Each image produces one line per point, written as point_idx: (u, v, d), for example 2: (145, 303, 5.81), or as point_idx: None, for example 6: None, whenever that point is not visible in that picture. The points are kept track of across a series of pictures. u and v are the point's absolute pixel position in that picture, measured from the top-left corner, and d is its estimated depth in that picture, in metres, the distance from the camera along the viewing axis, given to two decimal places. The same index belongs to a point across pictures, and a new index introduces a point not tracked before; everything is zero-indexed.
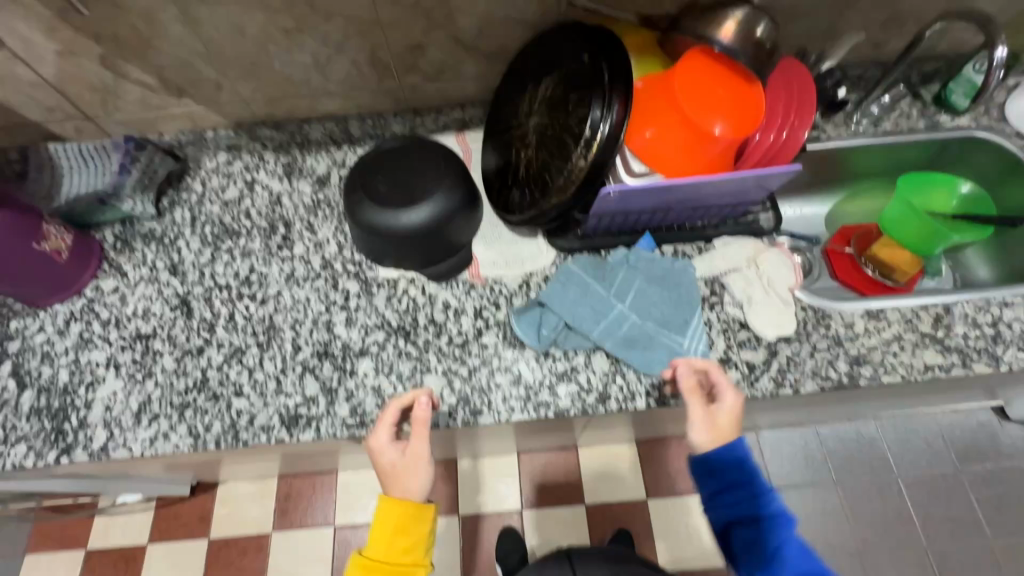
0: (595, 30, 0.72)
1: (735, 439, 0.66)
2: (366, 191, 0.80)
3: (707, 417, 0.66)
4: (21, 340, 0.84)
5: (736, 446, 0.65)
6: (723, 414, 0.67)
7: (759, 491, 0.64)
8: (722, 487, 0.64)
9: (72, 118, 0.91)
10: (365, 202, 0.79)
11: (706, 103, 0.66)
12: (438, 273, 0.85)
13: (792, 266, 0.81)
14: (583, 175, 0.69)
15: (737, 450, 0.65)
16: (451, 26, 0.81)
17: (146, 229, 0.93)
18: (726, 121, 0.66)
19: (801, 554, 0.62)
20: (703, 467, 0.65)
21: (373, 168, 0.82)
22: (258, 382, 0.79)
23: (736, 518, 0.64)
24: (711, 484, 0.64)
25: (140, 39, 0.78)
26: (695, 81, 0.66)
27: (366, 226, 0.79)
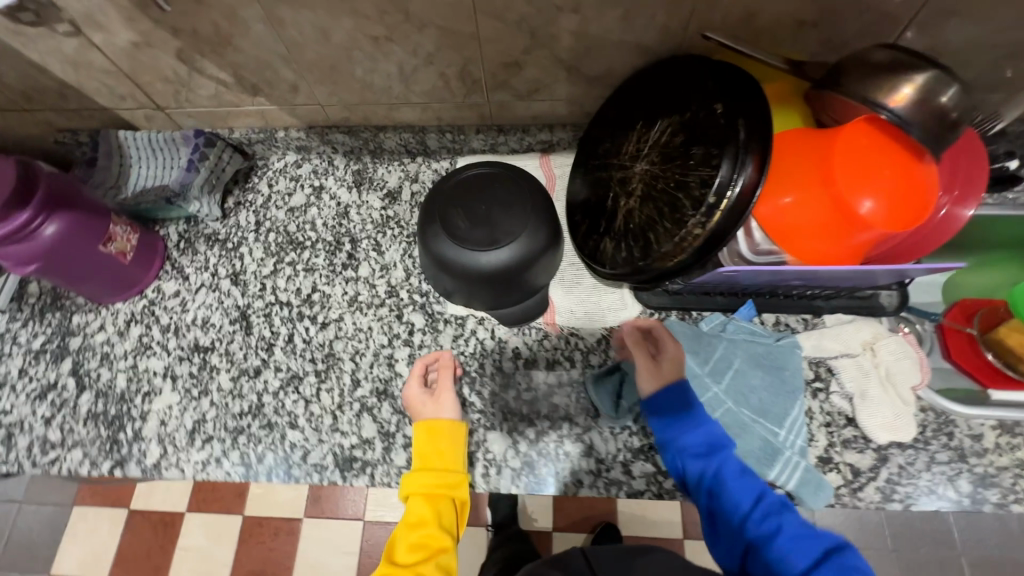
0: (730, 73, 0.62)
1: (677, 382, 0.67)
2: (446, 225, 0.72)
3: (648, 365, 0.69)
4: (82, 338, 0.82)
5: (678, 386, 0.66)
6: (666, 361, 0.68)
7: (694, 418, 0.65)
8: (665, 419, 0.65)
9: (143, 107, 0.86)
10: (442, 237, 0.72)
11: (864, 191, 0.55)
12: (507, 318, 0.77)
13: (919, 360, 0.70)
14: (698, 243, 0.60)
15: (680, 391, 0.66)
16: (557, 46, 0.71)
17: (209, 231, 0.89)
18: (884, 213, 0.55)
19: (743, 471, 0.63)
20: (650, 408, 0.67)
21: (453, 197, 0.74)
22: (315, 415, 0.75)
23: (682, 447, 0.64)
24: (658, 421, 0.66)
25: (219, 36, 0.71)
26: (856, 160, 0.55)
27: (440, 263, 0.73)
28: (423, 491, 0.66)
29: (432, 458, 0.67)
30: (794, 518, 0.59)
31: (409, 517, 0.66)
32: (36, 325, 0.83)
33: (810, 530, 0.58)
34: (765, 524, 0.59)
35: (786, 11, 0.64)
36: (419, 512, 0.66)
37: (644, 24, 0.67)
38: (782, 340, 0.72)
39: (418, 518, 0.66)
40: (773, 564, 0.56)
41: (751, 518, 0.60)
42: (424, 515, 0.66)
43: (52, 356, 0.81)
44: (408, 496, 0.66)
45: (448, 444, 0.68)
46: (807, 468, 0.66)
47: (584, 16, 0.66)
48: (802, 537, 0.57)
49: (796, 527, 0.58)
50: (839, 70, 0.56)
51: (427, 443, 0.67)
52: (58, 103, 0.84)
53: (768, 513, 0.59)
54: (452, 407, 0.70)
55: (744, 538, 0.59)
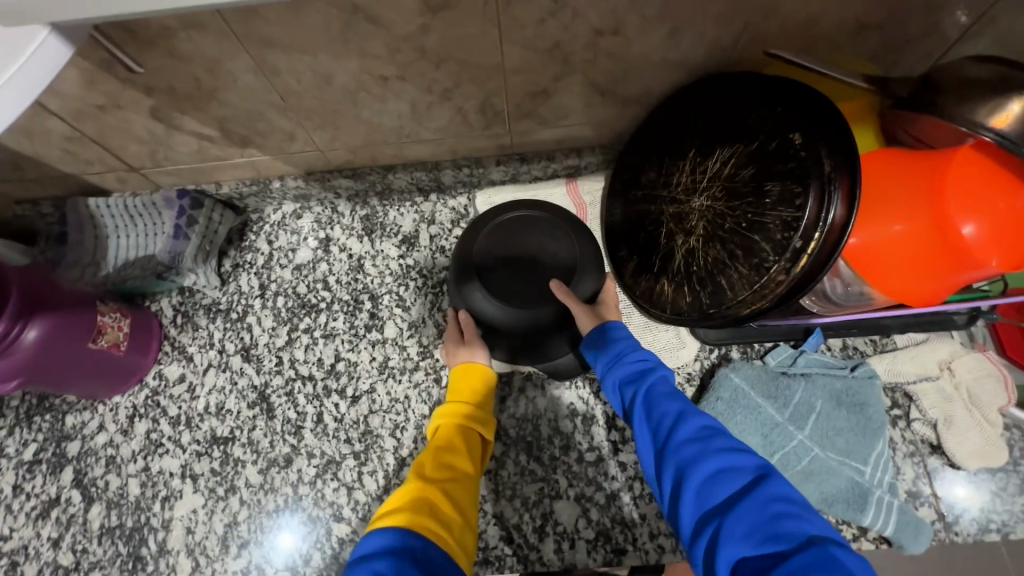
0: (803, 95, 0.55)
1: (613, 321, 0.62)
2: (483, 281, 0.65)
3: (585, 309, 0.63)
4: (81, 442, 0.73)
5: (614, 327, 0.61)
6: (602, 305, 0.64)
7: (626, 351, 0.58)
8: (598, 351, 0.60)
9: (114, 170, 0.75)
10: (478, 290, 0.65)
11: (979, 229, 0.49)
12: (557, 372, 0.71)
13: (1003, 380, 0.66)
14: (781, 292, 0.54)
15: (610, 326, 0.61)
16: (592, 71, 0.63)
17: (208, 301, 0.80)
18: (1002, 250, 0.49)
19: (671, 397, 0.52)
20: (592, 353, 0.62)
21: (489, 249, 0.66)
22: (360, 503, 0.68)
23: (615, 382, 0.57)
24: (594, 353, 0.61)
25: (201, 90, 0.61)
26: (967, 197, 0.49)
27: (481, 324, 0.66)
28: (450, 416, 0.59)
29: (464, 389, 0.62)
30: (723, 443, 0.45)
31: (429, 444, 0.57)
32: (24, 432, 0.73)
33: (737, 456, 0.44)
34: (685, 451, 0.47)
35: (851, 16, 0.56)
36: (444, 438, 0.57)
37: (691, 42, 0.59)
38: (858, 372, 0.68)
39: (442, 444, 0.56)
40: (691, 495, 0.44)
41: (672, 450, 0.48)
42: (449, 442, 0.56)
43: (49, 467, 0.72)
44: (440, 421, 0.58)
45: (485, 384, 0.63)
46: (900, 510, 0.62)
47: (625, 38, 0.58)
48: (725, 466, 0.43)
49: (720, 451, 0.45)
50: (937, 90, 0.50)
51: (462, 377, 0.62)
52: (14, 176, 0.73)
53: (690, 441, 0.47)
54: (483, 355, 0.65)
55: (666, 475, 0.47)
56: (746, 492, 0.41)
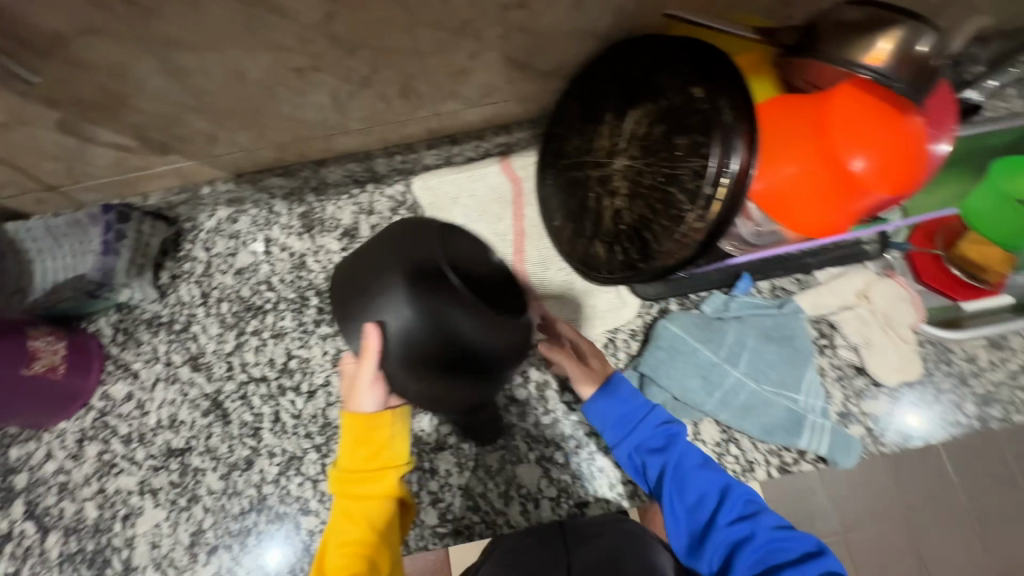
0: (702, 50, 0.58)
1: (610, 378, 0.65)
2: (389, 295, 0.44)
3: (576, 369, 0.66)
4: (29, 473, 0.71)
5: (620, 390, 0.63)
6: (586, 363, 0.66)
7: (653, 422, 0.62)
8: (625, 426, 0.62)
9: (29, 191, 0.72)
10: (392, 301, 0.44)
11: (859, 156, 0.54)
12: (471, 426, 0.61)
13: (911, 300, 0.72)
14: (699, 239, 0.57)
15: (630, 398, 0.63)
16: (506, 46, 0.64)
17: (148, 315, 0.78)
18: (880, 176, 0.55)
19: (703, 468, 0.59)
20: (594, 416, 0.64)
21: (390, 255, 0.45)
22: (326, 494, 0.69)
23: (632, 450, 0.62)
24: (615, 423, 0.62)
25: (110, 98, 0.60)
26: (850, 127, 0.54)
27: (398, 355, 0.45)
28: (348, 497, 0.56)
29: (356, 455, 0.56)
30: (766, 518, 0.56)
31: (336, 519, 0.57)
32: None
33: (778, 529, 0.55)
34: (734, 527, 0.56)
35: None
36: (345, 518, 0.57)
37: (596, 10, 0.61)
38: (784, 308, 0.73)
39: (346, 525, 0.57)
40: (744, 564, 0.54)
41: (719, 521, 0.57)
42: (350, 521, 0.56)
43: None
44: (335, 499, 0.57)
45: (380, 430, 0.56)
46: (834, 430, 0.68)
47: (532, 10, 0.59)
48: (771, 545, 0.54)
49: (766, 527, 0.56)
50: (814, 36, 0.54)
51: (354, 434, 0.55)
52: None
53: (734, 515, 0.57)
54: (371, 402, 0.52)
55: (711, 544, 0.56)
56: (793, 567, 0.53)
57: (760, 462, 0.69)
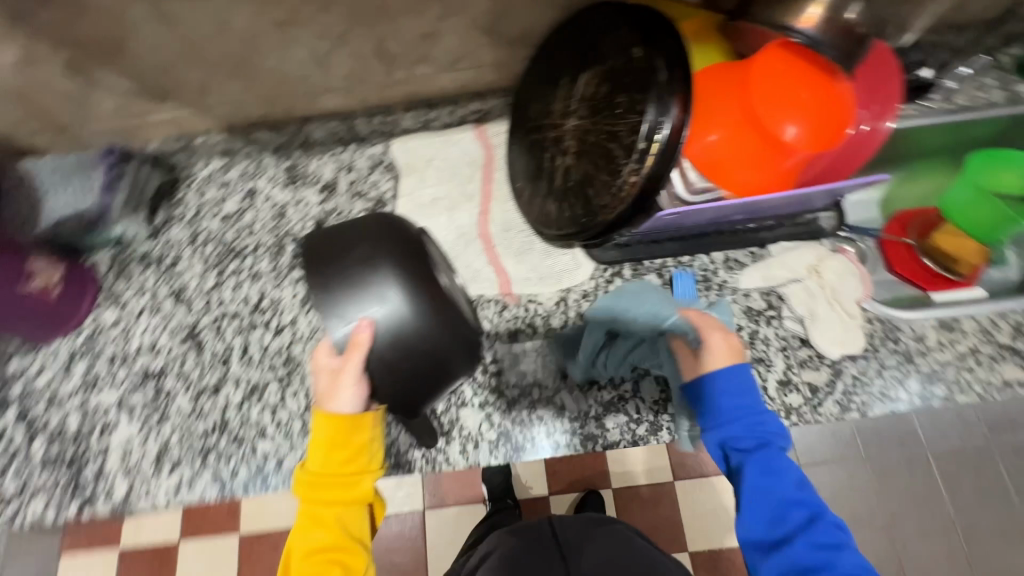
0: (646, 14, 0.61)
1: (734, 368, 0.62)
2: (367, 279, 0.53)
3: (690, 360, 0.66)
4: (23, 383, 0.78)
5: (742, 378, 0.62)
6: (711, 355, 0.63)
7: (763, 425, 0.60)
8: (716, 417, 0.61)
9: (44, 130, 0.80)
10: (374, 282, 0.52)
11: (783, 114, 0.56)
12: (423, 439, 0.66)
13: (860, 275, 0.74)
14: (635, 192, 0.60)
15: (747, 390, 0.62)
16: (471, 12, 0.69)
17: (142, 251, 0.85)
18: (805, 136, 0.57)
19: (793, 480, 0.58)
20: (693, 393, 0.64)
21: (364, 246, 0.54)
22: (283, 421, 0.74)
23: (724, 438, 0.61)
24: (702, 409, 0.63)
25: (109, 42, 0.66)
26: (772, 87, 0.56)
27: (385, 344, 0.53)
28: (317, 495, 0.59)
29: (333, 460, 0.59)
30: (848, 555, 0.54)
31: (304, 520, 0.59)
32: None
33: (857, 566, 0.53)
34: (812, 550, 0.54)
35: None
36: (315, 515, 0.59)
37: None
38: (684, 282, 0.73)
39: (313, 522, 0.59)
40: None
41: (789, 540, 0.55)
42: (320, 519, 0.59)
43: None
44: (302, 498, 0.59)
45: (352, 433, 0.58)
46: None
47: None
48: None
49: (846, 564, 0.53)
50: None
51: (329, 437, 0.58)
52: None
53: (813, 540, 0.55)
54: (352, 403, 0.56)
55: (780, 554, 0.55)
56: None
57: None
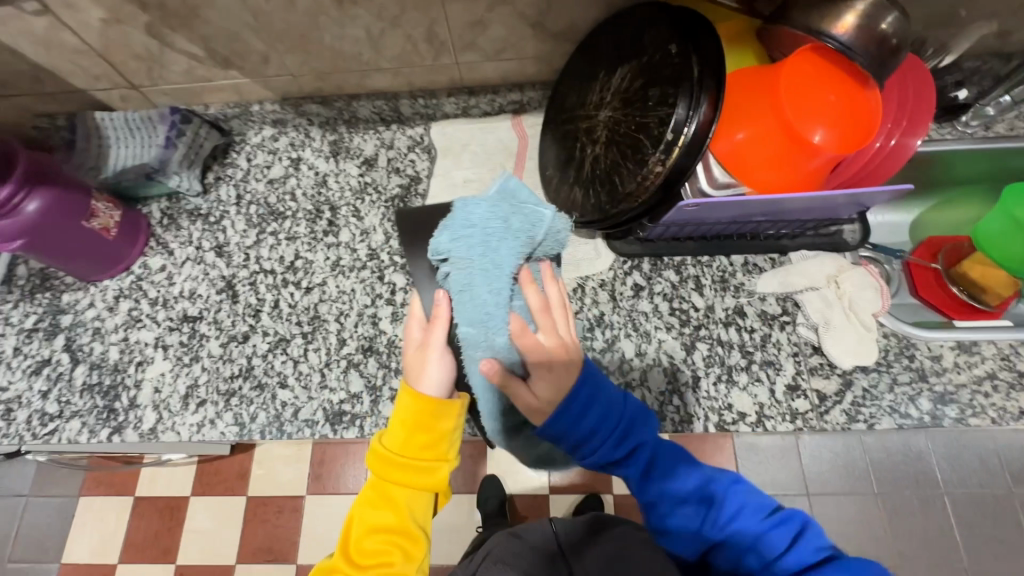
0: (684, 14, 0.64)
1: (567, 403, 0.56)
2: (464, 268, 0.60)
3: (522, 389, 0.55)
4: (73, 315, 0.84)
5: (577, 402, 0.56)
6: (537, 386, 0.56)
7: (616, 446, 0.57)
8: (576, 442, 0.57)
9: (118, 87, 0.87)
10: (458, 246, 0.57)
11: (811, 114, 0.58)
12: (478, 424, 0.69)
13: (879, 288, 0.74)
14: (660, 181, 0.62)
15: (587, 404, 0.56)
16: (518, 3, 0.72)
17: (191, 206, 0.91)
18: (832, 137, 0.58)
19: (684, 472, 0.57)
20: (550, 437, 0.57)
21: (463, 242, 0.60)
22: (303, 374, 0.78)
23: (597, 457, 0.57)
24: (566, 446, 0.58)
25: (186, 7, 0.73)
26: (802, 88, 0.58)
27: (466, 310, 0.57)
28: (391, 475, 0.58)
29: (413, 442, 0.57)
30: (778, 540, 0.52)
31: (373, 496, 0.59)
32: (27, 305, 0.86)
33: (803, 553, 0.50)
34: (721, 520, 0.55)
35: None
36: (385, 494, 0.58)
37: None
38: (510, 224, 0.55)
39: (382, 500, 0.58)
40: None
41: (702, 524, 0.55)
42: (390, 499, 0.58)
43: (45, 334, 0.84)
44: (375, 473, 0.58)
45: (435, 418, 0.57)
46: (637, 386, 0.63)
47: None
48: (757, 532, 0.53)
49: (781, 556, 0.51)
50: (785, 5, 0.58)
51: (414, 415, 0.57)
52: (35, 88, 0.86)
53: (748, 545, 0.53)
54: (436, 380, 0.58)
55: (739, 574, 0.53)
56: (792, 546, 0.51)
57: (699, 416, 0.71)
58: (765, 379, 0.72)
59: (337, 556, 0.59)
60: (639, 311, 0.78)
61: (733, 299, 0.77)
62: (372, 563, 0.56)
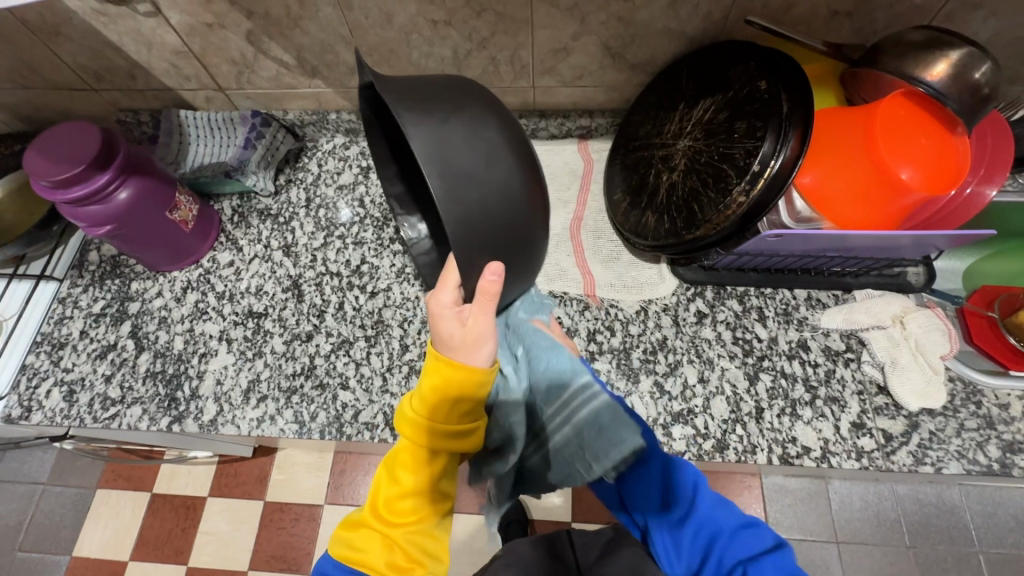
0: (773, 53, 0.67)
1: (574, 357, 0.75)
2: (479, 147, 0.48)
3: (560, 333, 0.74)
4: (141, 303, 0.86)
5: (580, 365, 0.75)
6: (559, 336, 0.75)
7: None
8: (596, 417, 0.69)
9: (205, 89, 0.90)
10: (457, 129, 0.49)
11: (902, 154, 0.60)
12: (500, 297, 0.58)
13: (946, 331, 0.74)
14: (741, 211, 0.63)
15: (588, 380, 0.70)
16: (606, 34, 0.75)
17: (262, 206, 0.94)
18: (921, 177, 0.60)
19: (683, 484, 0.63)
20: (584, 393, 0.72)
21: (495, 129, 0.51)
22: (365, 377, 0.78)
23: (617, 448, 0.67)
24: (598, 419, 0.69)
25: (290, 17, 0.75)
26: (893, 128, 0.60)
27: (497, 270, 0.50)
28: (430, 438, 0.55)
29: (454, 408, 0.54)
30: (755, 544, 0.58)
31: (408, 457, 0.57)
32: (96, 290, 0.88)
33: (778, 555, 0.56)
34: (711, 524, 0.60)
35: (823, 2, 0.67)
36: (420, 456, 0.56)
37: (688, 12, 0.71)
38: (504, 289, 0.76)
39: (414, 462, 0.56)
40: None
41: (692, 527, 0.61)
42: (424, 462, 0.56)
43: (112, 319, 0.85)
44: (412, 434, 0.56)
45: (481, 389, 0.54)
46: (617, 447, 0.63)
47: (634, 4, 0.70)
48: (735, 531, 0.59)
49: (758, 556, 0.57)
50: (877, 49, 0.61)
51: (450, 380, 0.53)
52: (127, 84, 0.89)
53: (730, 552, 0.58)
54: (489, 356, 0.54)
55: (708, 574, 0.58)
56: (762, 557, 0.56)
57: (763, 447, 0.71)
58: (829, 416, 0.72)
59: (366, 509, 0.57)
60: (701, 338, 0.78)
61: (797, 332, 0.77)
62: (406, 520, 0.55)
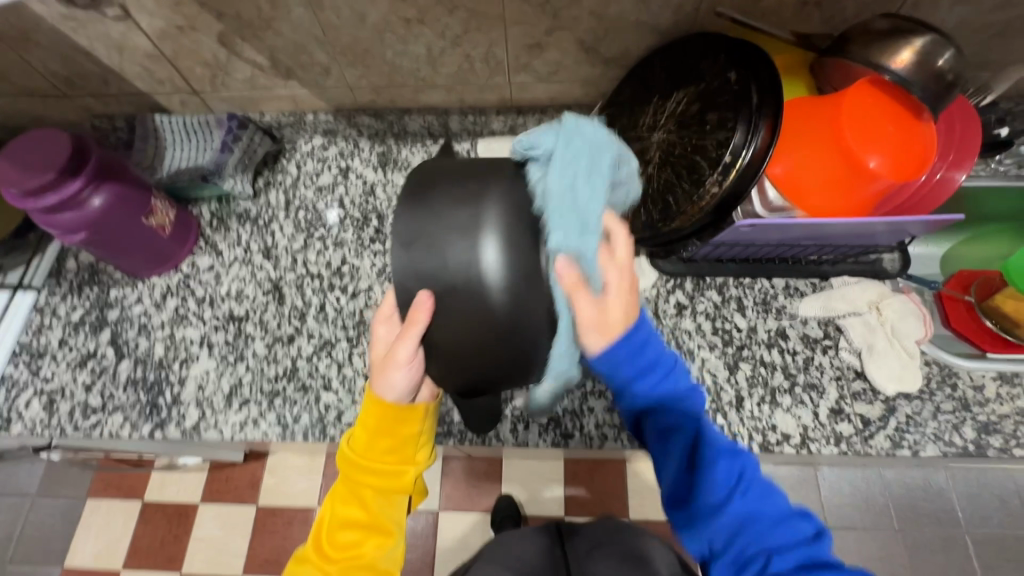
0: (742, 45, 0.67)
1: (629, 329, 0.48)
2: (454, 221, 0.42)
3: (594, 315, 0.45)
4: (120, 310, 0.86)
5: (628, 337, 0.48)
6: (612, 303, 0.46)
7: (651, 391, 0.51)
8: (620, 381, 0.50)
9: (179, 92, 0.90)
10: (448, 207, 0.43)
11: (870, 142, 0.60)
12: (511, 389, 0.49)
13: (921, 316, 0.76)
14: (714, 203, 0.64)
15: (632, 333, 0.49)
16: (579, 29, 0.75)
17: (241, 209, 0.94)
18: (889, 164, 0.61)
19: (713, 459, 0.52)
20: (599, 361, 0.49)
21: (456, 173, 0.45)
22: (348, 377, 0.79)
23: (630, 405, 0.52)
24: (613, 378, 0.50)
25: (261, 19, 0.75)
26: (860, 117, 0.61)
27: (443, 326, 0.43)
28: (360, 472, 0.56)
29: (378, 441, 0.56)
30: (790, 535, 0.50)
31: (341, 492, 0.57)
32: (74, 298, 0.87)
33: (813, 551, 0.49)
34: (734, 507, 0.51)
35: None
36: (350, 491, 0.57)
37: (659, 5, 0.71)
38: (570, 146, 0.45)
39: (347, 497, 0.57)
40: None
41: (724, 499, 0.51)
42: (354, 498, 0.56)
43: (91, 327, 0.85)
44: (344, 470, 0.57)
45: (408, 420, 0.56)
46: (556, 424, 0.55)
47: None
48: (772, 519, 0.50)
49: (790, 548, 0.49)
50: (844, 39, 0.61)
51: (376, 417, 0.56)
52: (100, 89, 0.88)
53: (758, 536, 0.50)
54: (395, 391, 0.53)
55: (715, 521, 0.51)
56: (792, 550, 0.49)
57: (743, 436, 0.72)
58: (808, 402, 0.73)
59: (308, 546, 0.58)
60: (682, 329, 0.79)
61: (775, 321, 0.78)
62: (344, 556, 0.55)
